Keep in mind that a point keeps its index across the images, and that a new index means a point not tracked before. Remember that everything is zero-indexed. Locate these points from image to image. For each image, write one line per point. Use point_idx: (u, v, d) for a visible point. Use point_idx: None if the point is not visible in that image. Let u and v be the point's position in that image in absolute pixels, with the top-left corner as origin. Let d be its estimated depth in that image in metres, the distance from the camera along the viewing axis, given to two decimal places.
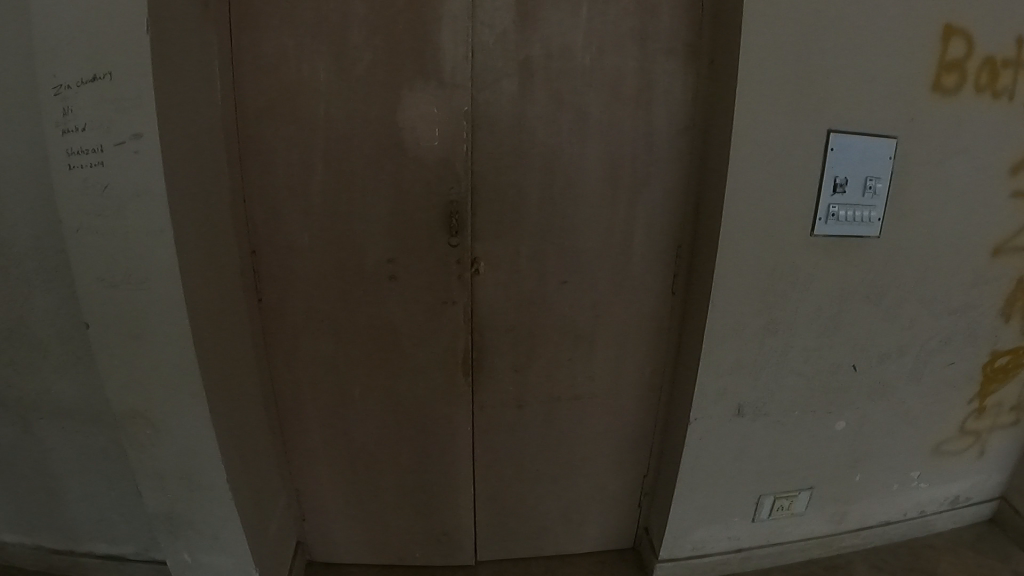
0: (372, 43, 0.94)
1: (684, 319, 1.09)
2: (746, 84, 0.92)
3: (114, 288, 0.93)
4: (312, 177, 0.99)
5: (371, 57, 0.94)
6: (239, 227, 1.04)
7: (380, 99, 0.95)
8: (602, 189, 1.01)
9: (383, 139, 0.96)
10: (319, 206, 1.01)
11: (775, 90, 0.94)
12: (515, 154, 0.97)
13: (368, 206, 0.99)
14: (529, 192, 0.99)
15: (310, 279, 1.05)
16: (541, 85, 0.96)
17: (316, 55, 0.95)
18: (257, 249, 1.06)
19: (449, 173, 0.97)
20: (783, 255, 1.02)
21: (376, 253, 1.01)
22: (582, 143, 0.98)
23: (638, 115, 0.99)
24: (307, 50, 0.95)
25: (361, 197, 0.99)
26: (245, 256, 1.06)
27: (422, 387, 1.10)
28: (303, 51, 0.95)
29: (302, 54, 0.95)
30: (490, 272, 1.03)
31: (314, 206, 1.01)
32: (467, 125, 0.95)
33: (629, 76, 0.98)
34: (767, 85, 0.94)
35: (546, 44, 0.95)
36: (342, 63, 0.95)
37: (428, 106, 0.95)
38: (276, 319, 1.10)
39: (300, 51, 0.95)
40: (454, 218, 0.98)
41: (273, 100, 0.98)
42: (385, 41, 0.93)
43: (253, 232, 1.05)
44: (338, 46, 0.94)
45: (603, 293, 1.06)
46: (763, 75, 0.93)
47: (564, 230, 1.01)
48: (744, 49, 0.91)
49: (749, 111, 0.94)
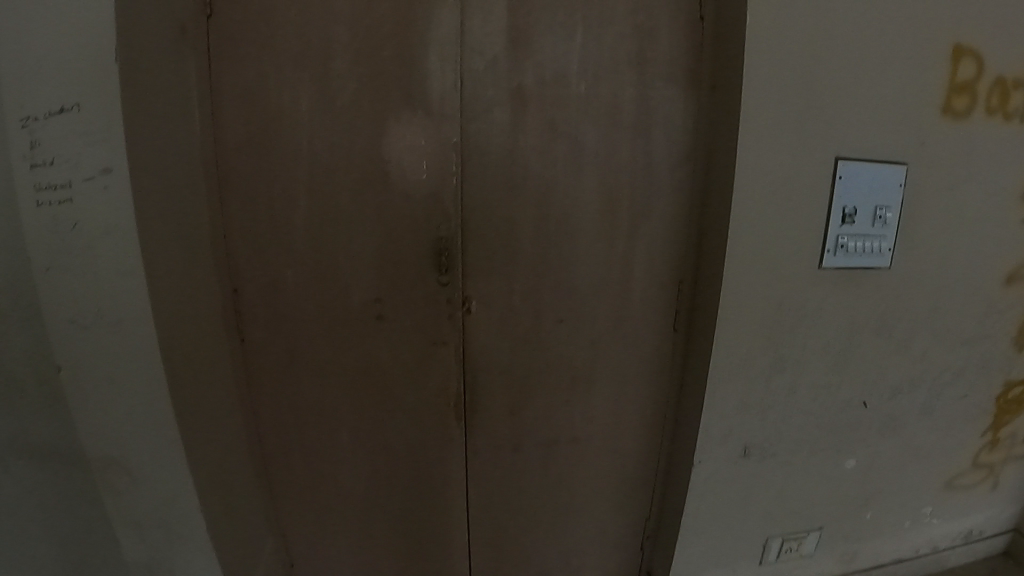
0: (356, 72, 0.89)
1: (687, 356, 1.05)
2: (749, 112, 0.88)
3: (83, 332, 0.87)
4: (295, 213, 0.94)
5: (355, 87, 0.89)
6: (219, 265, 0.99)
7: (365, 131, 0.90)
8: (599, 222, 0.96)
9: (369, 174, 0.91)
10: (303, 244, 0.96)
11: (780, 119, 0.90)
12: (508, 187, 0.92)
13: (353, 243, 0.94)
14: (523, 226, 0.94)
15: (295, 320, 1.00)
16: (535, 114, 0.91)
17: (298, 84, 0.90)
18: (237, 288, 1.01)
19: (439, 209, 0.92)
20: (790, 289, 0.98)
21: (362, 293, 0.97)
22: (579, 174, 0.93)
23: (637, 144, 0.94)
24: (287, 78, 0.90)
25: (347, 234, 0.94)
26: (225, 295, 1.01)
27: (414, 429, 1.05)
28: (284, 80, 0.90)
29: (282, 83, 0.90)
30: (483, 310, 0.97)
31: (297, 244, 0.96)
32: (457, 157, 0.91)
33: (627, 103, 0.93)
34: (771, 113, 0.89)
35: (539, 71, 0.90)
36: (325, 92, 0.90)
37: (416, 139, 0.90)
38: (259, 361, 1.04)
39: (280, 80, 0.90)
40: (444, 255, 0.94)
41: (253, 132, 0.93)
42: (371, 70, 0.89)
43: (234, 271, 0.99)
44: (320, 74, 0.89)
45: (602, 330, 1.01)
46: (768, 103, 0.88)
47: (560, 265, 0.96)
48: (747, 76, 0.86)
49: (753, 140, 0.89)
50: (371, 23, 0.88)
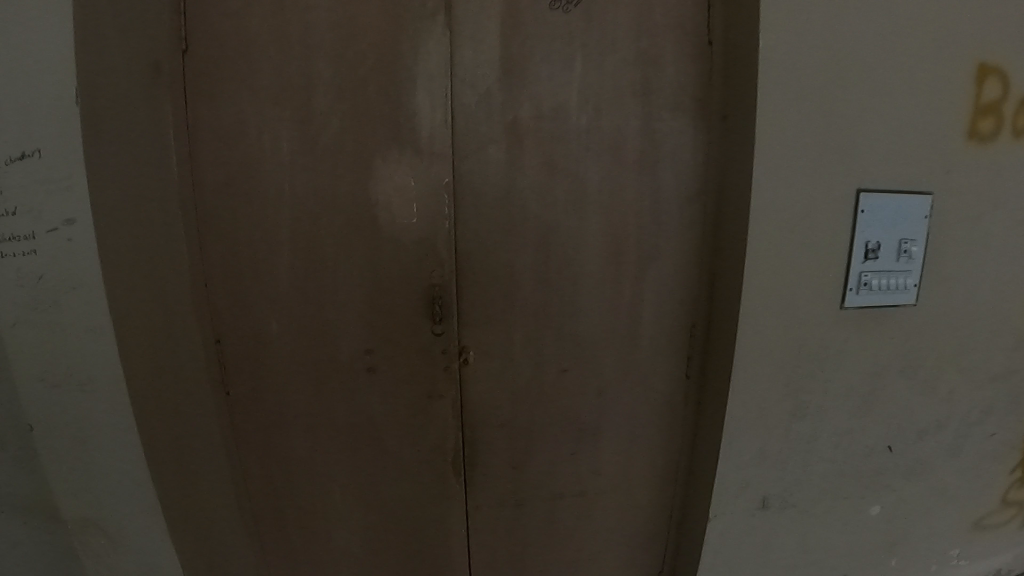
0: (340, 110, 0.83)
1: (701, 400, 1.00)
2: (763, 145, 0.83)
3: (69, 383, 0.87)
4: (278, 261, 0.87)
5: (338, 125, 0.84)
6: (201, 314, 0.89)
7: (351, 174, 0.84)
8: (605, 265, 0.89)
9: (356, 219, 0.85)
10: (289, 293, 0.88)
11: (796, 152, 0.84)
12: (505, 228, 0.86)
13: (342, 293, 0.88)
14: (522, 269, 0.88)
15: (284, 373, 0.92)
16: (532, 149, 0.85)
17: (277, 122, 0.84)
18: (222, 338, 0.90)
19: (431, 256, 0.86)
20: (807, 330, 0.93)
21: (352, 345, 0.90)
22: (581, 212, 0.87)
23: (643, 180, 0.88)
24: (266, 117, 0.84)
25: (333, 283, 0.88)
26: (208, 344, 0.90)
27: (410, 486, 0.98)
28: (262, 118, 0.84)
29: (261, 122, 0.84)
30: (481, 360, 0.91)
31: (282, 294, 0.88)
32: (449, 200, 0.84)
33: (631, 134, 0.87)
34: (786, 147, 0.84)
35: (535, 103, 0.84)
36: (306, 132, 0.84)
37: (405, 180, 0.84)
38: (248, 416, 0.94)
39: (259, 118, 0.84)
40: (438, 304, 0.87)
41: (232, 176, 0.85)
42: (355, 106, 0.83)
43: (218, 320, 0.89)
44: (301, 113, 0.84)
45: (609, 375, 0.95)
46: (782, 137, 0.83)
47: (563, 309, 0.90)
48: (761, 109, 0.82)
49: (770, 173, 0.84)
50: (356, 57, 0.83)
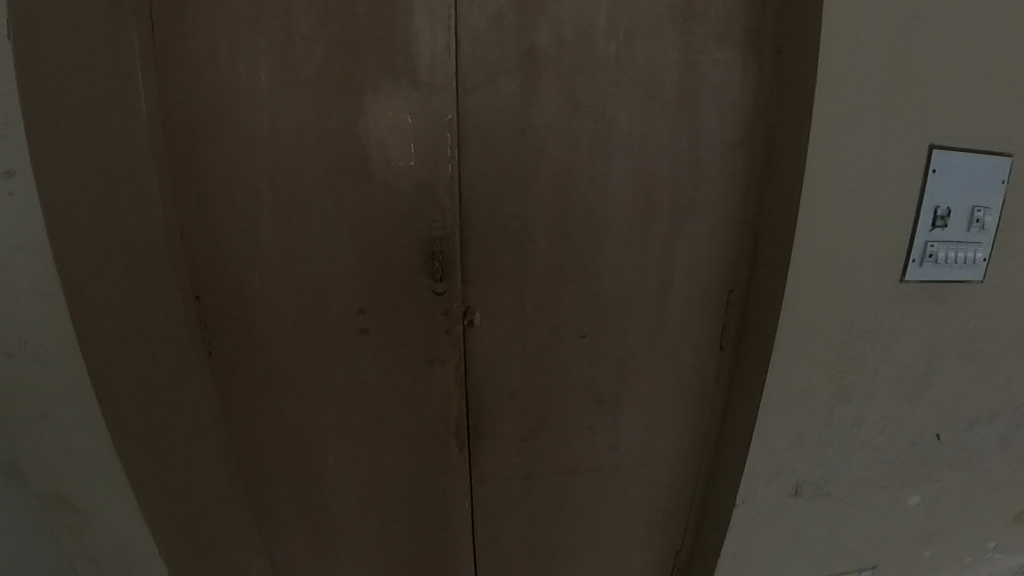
0: (325, 34, 0.71)
1: (733, 374, 0.90)
2: (829, 74, 0.67)
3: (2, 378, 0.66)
4: (258, 206, 0.76)
5: (324, 51, 0.72)
6: (176, 265, 0.78)
7: (339, 106, 0.72)
8: (632, 224, 0.79)
9: (345, 160, 0.74)
10: (271, 245, 0.78)
11: (871, 94, 0.69)
12: (519, 177, 0.74)
13: (330, 245, 0.77)
14: (537, 225, 0.76)
15: (270, 332, 0.81)
16: (551, 84, 0.72)
17: (255, 48, 0.72)
18: (201, 293, 0.80)
19: (431, 203, 0.74)
20: (861, 302, 0.82)
21: (341, 306, 0.79)
22: (608, 160, 0.75)
23: (681, 123, 0.76)
24: (241, 41, 0.72)
25: (319, 234, 0.77)
26: (186, 300, 0.80)
27: (410, 458, 0.89)
28: (236, 43, 0.72)
29: (235, 47, 0.72)
30: (488, 325, 0.80)
31: (263, 246, 0.78)
32: (452, 139, 0.72)
33: (668, 68, 0.74)
34: (860, 88, 0.69)
35: (556, 28, 0.71)
36: (287, 60, 0.72)
37: (402, 115, 0.72)
38: (233, 379, 0.85)
39: (233, 42, 0.72)
40: (439, 259, 0.76)
41: (205, 111, 0.74)
42: (344, 30, 0.71)
43: (197, 272, 0.79)
44: (280, 37, 0.72)
45: (632, 346, 0.85)
46: (856, 75, 0.68)
47: (583, 272, 0.80)
48: (828, 26, 0.66)
49: (834, 112, 0.69)
50: None
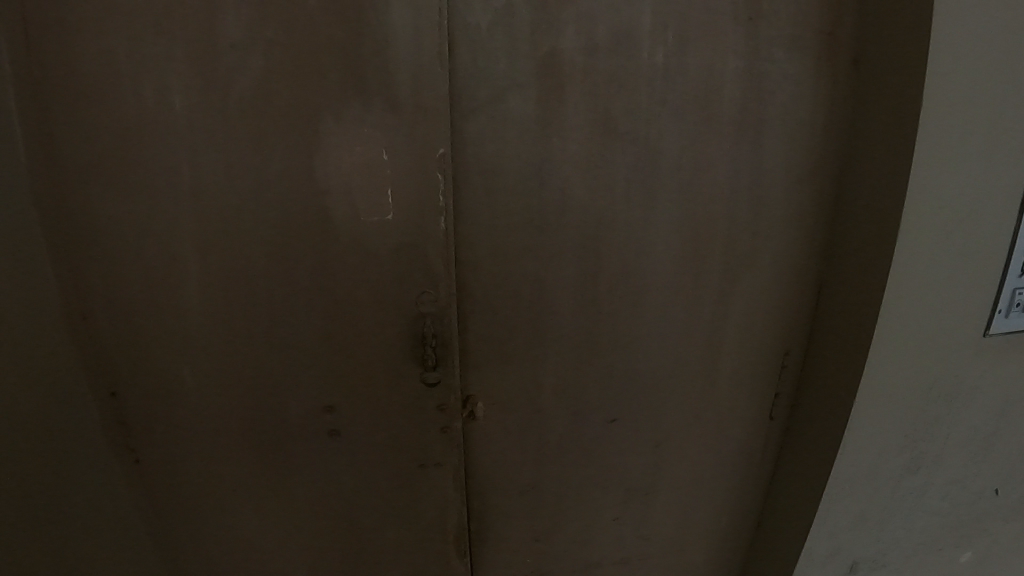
0: (268, 38, 0.51)
1: (781, 451, 0.75)
2: (933, 107, 0.53)
3: None
4: (184, 275, 0.56)
5: (266, 63, 0.52)
6: (84, 354, 0.57)
7: (291, 141, 0.53)
8: (676, 279, 0.62)
9: (299, 213, 0.54)
10: (203, 328, 0.58)
11: (981, 126, 0.55)
12: (533, 228, 0.56)
13: (284, 326, 0.58)
14: (558, 287, 0.59)
15: (213, 435, 0.62)
16: (578, 104, 0.54)
17: (165, 58, 0.51)
18: (118, 390, 0.59)
19: (418, 269, 0.55)
20: (941, 367, 0.68)
21: (308, 399, 0.61)
22: (648, 201, 0.58)
23: (741, 153, 0.59)
24: (143, 49, 0.50)
25: (268, 311, 0.57)
26: (100, 399, 0.59)
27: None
28: (134, 50, 0.50)
29: (135, 56, 0.51)
30: (496, 415, 0.63)
31: (194, 330, 0.58)
32: (443, 184, 0.53)
33: (726, 81, 0.57)
34: (968, 119, 0.55)
35: (584, 28, 0.53)
36: (212, 75, 0.51)
37: (375, 153, 0.53)
38: (168, 493, 0.64)
39: (132, 51, 0.50)
40: (429, 344, 0.58)
41: (103, 147, 0.52)
42: (293, 32, 0.51)
43: (112, 362, 0.58)
44: (199, 41, 0.51)
45: (669, 425, 0.69)
46: (964, 105, 0.54)
47: (615, 342, 0.63)
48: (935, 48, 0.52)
49: (937, 146, 0.55)
50: None
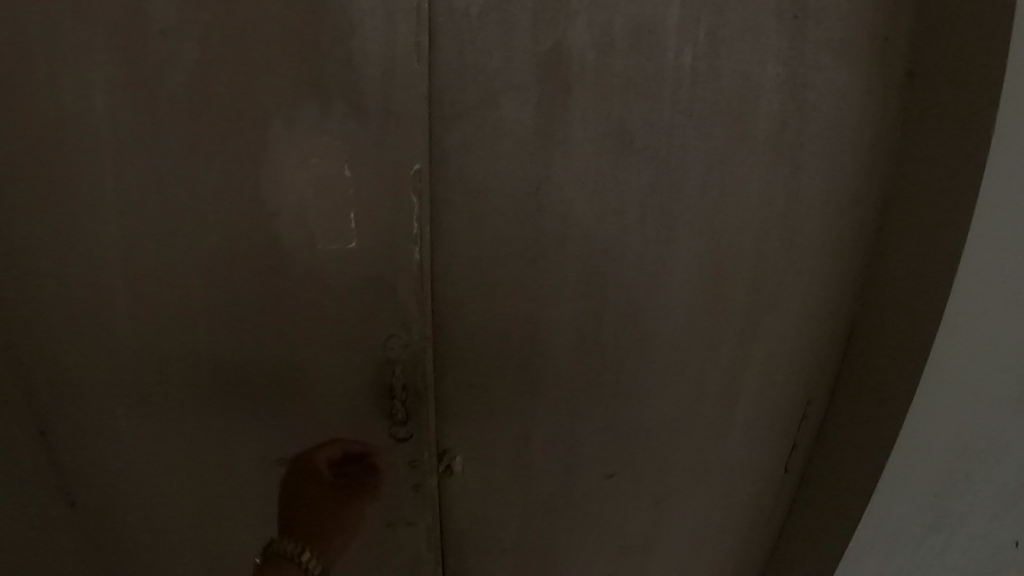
0: (208, 25, 0.43)
1: (788, 516, 0.64)
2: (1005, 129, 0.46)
3: None
4: (114, 304, 0.49)
5: (205, 55, 0.43)
6: (8, 386, 0.51)
7: (234, 150, 0.44)
8: (693, 320, 0.53)
9: (249, 236, 0.46)
10: (137, 361, 0.51)
11: None
12: (527, 260, 0.47)
13: (233, 363, 0.50)
14: (553, 328, 0.50)
15: (153, 482, 0.55)
16: (586, 112, 0.44)
17: (83, 50, 0.43)
18: (47, 428, 0.52)
19: (387, 307, 0.47)
20: (998, 430, 0.58)
21: (259, 445, 0.53)
22: (665, 230, 0.49)
23: (776, 176, 0.50)
24: (54, 38, 0.43)
25: (212, 346, 0.50)
26: (28, 436, 0.52)
27: (332, 454, 0.52)
28: (43, 39, 0.43)
29: (47, 48, 0.43)
30: (475, 470, 0.54)
31: (126, 362, 0.51)
32: (419, 209, 0.44)
33: (764, 89, 0.47)
34: None
35: (598, 19, 0.43)
36: (142, 70, 0.44)
37: (335, 166, 0.43)
38: (107, 538, 0.56)
39: (42, 41, 0.43)
40: (401, 393, 0.49)
41: (12, 154, 0.45)
42: (239, 16, 0.42)
43: (39, 396, 0.51)
44: (128, 27, 0.43)
45: (674, 484, 0.59)
46: None
47: (617, 391, 0.54)
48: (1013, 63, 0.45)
49: (1005, 177, 0.48)
50: None
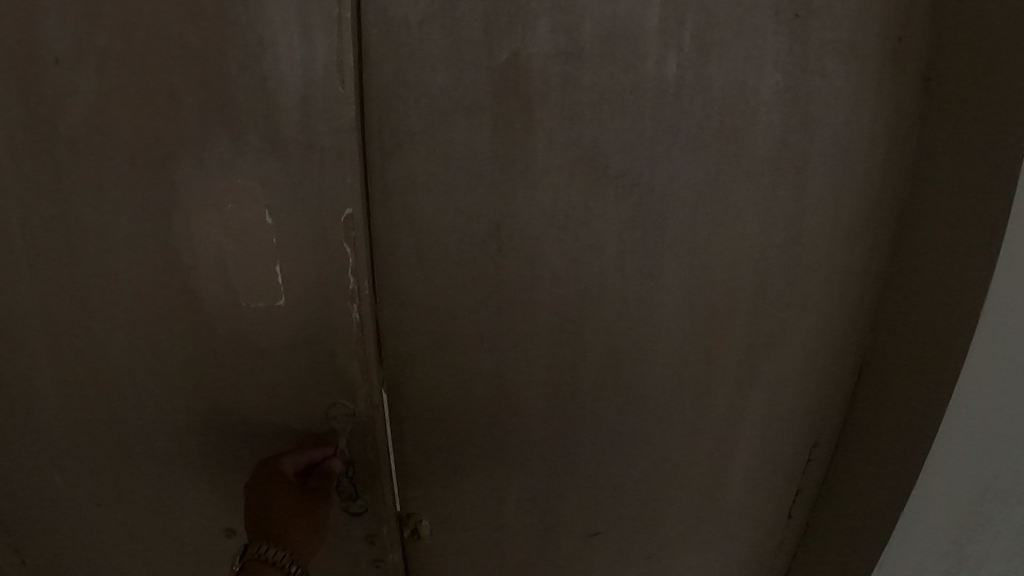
0: (102, 39, 0.36)
1: (793, 562, 0.59)
2: None
3: None
4: (29, 362, 0.43)
5: (102, 75, 0.36)
6: None
7: (142, 189, 0.38)
8: (684, 363, 0.46)
9: (166, 289, 0.40)
10: (53, 424, 0.45)
11: None
12: (487, 305, 0.41)
13: (159, 429, 0.44)
14: (524, 381, 0.44)
15: (93, 547, 0.50)
16: (552, 135, 0.38)
17: None
18: None
19: (326, 368, 0.41)
20: None
21: (201, 515, 0.47)
22: (649, 265, 0.42)
23: (775, 199, 0.43)
24: None
25: (136, 411, 0.44)
26: None
27: (306, 457, 0.43)
28: None
29: None
30: (441, 534, 0.49)
31: (42, 425, 0.45)
32: (354, 258, 0.38)
33: (762, 100, 0.41)
34: None
35: (563, 25, 0.36)
36: (30, 95, 0.37)
37: (254, 213, 0.37)
38: None
39: None
40: (350, 469, 0.43)
41: None
42: (139, 30, 0.36)
43: None
44: (12, 45, 0.36)
45: (668, 541, 0.53)
46: None
47: (598, 446, 0.47)
48: None
49: None
50: None
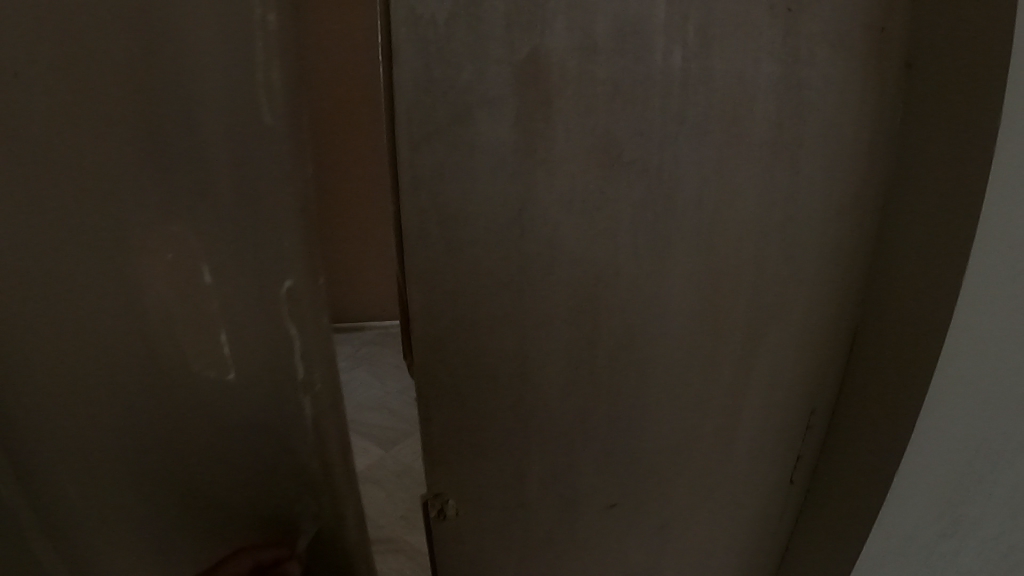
0: None
1: (796, 525, 0.62)
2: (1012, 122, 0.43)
3: None
4: (55, 347, 0.53)
5: None
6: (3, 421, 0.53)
7: (176, 257, 0.54)
8: (692, 338, 0.49)
9: (185, 334, 0.57)
10: None
11: None
12: (511, 287, 0.43)
13: (174, 447, 0.60)
14: (545, 359, 0.46)
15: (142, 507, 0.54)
16: (569, 125, 0.40)
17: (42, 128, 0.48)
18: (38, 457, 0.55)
19: (233, 388, 0.60)
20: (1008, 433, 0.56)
21: None
22: (661, 246, 0.45)
23: (773, 180, 0.46)
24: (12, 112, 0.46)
25: (160, 443, 0.59)
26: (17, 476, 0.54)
27: (248, 563, 0.66)
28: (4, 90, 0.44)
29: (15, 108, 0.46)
30: (467, 511, 0.50)
31: None
32: (280, 297, 0.57)
33: (759, 90, 0.44)
34: None
35: (578, 20, 0.38)
36: (114, 152, 0.50)
37: (211, 268, 0.55)
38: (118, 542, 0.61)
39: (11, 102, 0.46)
40: (277, 515, 0.66)
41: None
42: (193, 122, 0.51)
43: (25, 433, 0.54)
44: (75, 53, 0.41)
45: (680, 509, 0.56)
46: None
47: (615, 420, 0.50)
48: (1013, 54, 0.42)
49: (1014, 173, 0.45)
50: None
